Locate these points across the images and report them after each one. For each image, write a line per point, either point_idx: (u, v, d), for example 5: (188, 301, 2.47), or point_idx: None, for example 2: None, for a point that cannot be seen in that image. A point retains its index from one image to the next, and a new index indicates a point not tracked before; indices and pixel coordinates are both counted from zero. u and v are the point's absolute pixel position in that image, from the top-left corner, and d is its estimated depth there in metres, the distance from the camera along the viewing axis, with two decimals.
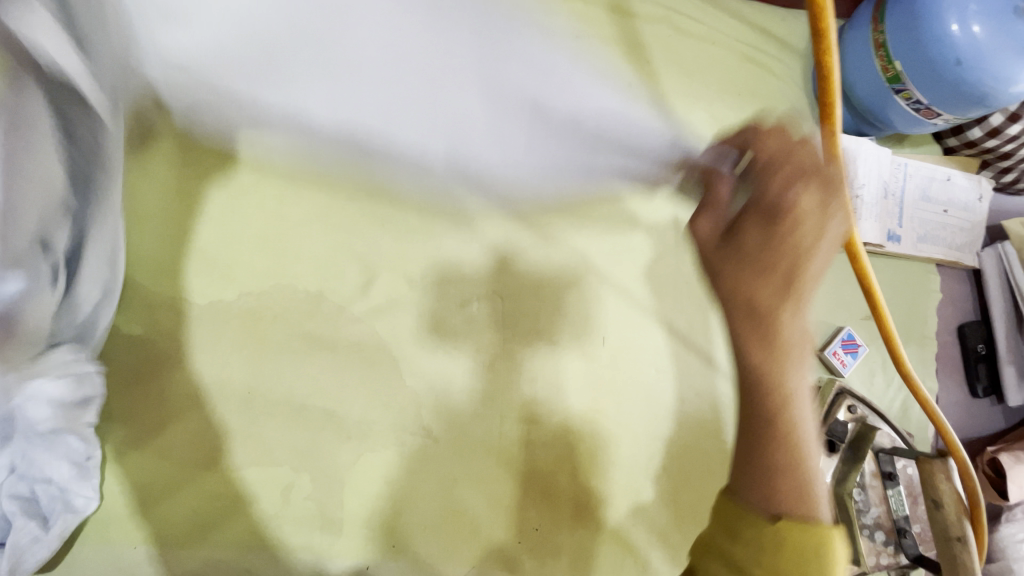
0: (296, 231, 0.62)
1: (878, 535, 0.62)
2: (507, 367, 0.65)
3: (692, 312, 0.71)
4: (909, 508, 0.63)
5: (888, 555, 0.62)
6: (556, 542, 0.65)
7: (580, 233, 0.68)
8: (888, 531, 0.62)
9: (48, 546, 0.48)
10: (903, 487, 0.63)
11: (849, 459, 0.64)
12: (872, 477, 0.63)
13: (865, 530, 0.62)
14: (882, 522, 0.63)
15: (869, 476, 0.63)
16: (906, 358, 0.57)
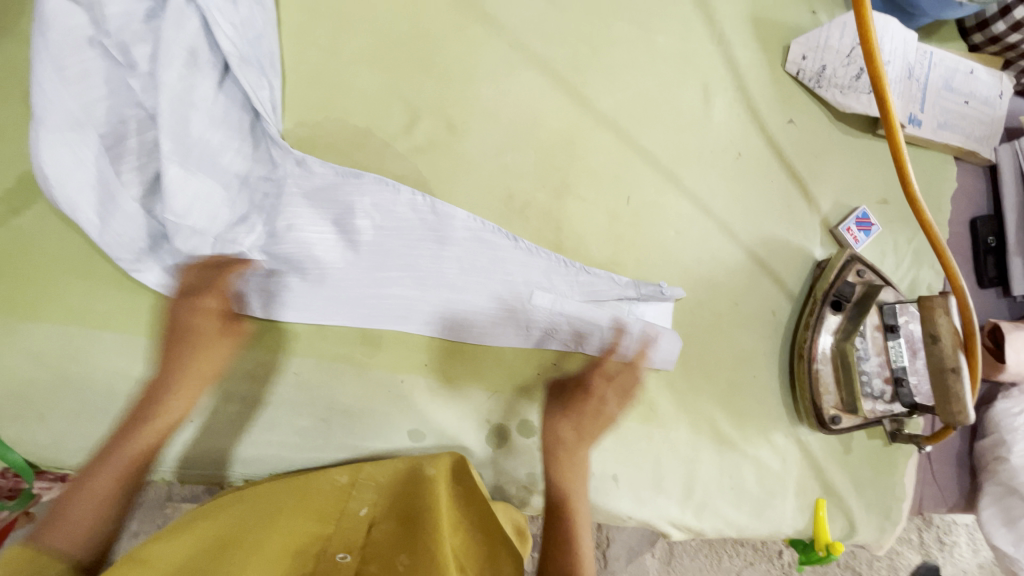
0: (350, 68, 0.67)
1: (877, 383, 0.67)
2: (537, 215, 0.70)
3: (715, 181, 0.74)
4: (908, 360, 0.67)
5: (885, 402, 0.67)
6: (572, 376, 0.71)
7: (611, 96, 0.72)
8: (886, 381, 0.67)
9: (47, 141, 0.56)
10: (904, 339, 0.67)
11: (853, 316, 0.69)
12: (874, 330, 0.68)
13: (864, 378, 0.67)
14: (880, 373, 0.67)
15: (871, 329, 0.68)
16: (922, 202, 0.57)
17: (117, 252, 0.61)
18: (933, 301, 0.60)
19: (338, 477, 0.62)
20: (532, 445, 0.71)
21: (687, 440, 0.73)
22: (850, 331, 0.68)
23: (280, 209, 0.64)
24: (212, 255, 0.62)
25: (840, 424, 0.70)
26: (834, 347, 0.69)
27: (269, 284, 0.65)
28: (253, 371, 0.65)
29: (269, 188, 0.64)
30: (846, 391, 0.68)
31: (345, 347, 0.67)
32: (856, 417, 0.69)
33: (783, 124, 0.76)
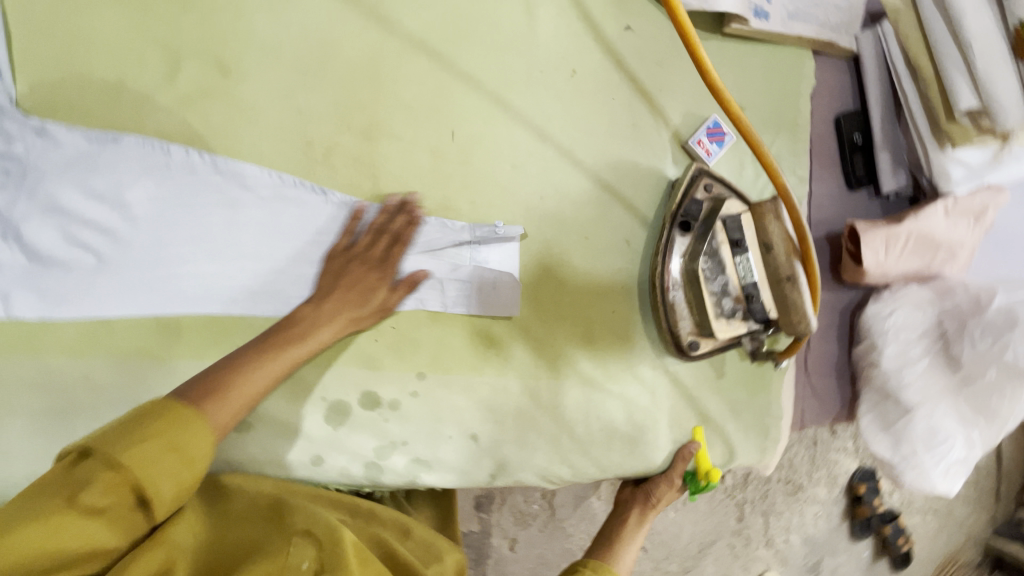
0: (86, 11, 0.56)
1: (726, 302, 0.63)
2: (347, 161, 0.62)
3: (550, 102, 0.67)
4: (758, 274, 0.62)
5: (737, 321, 0.64)
6: (415, 336, 0.66)
7: (418, 16, 0.63)
8: (738, 299, 0.63)
9: None
10: (753, 253, 0.62)
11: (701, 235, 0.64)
12: (722, 245, 0.62)
13: (714, 299, 0.63)
14: (731, 290, 0.63)
15: (718, 245, 0.63)
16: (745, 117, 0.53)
17: None
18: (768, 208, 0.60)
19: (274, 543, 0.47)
20: (377, 416, 0.64)
21: (549, 387, 0.68)
22: (698, 250, 0.63)
23: (32, 190, 0.55)
24: None
25: (699, 349, 0.66)
26: (684, 270, 0.64)
27: (36, 281, 0.56)
28: (34, 379, 0.57)
29: (10, 167, 0.55)
30: (699, 315, 0.64)
31: (141, 338, 0.59)
32: (712, 341, 0.65)
33: (620, 30, 0.68)
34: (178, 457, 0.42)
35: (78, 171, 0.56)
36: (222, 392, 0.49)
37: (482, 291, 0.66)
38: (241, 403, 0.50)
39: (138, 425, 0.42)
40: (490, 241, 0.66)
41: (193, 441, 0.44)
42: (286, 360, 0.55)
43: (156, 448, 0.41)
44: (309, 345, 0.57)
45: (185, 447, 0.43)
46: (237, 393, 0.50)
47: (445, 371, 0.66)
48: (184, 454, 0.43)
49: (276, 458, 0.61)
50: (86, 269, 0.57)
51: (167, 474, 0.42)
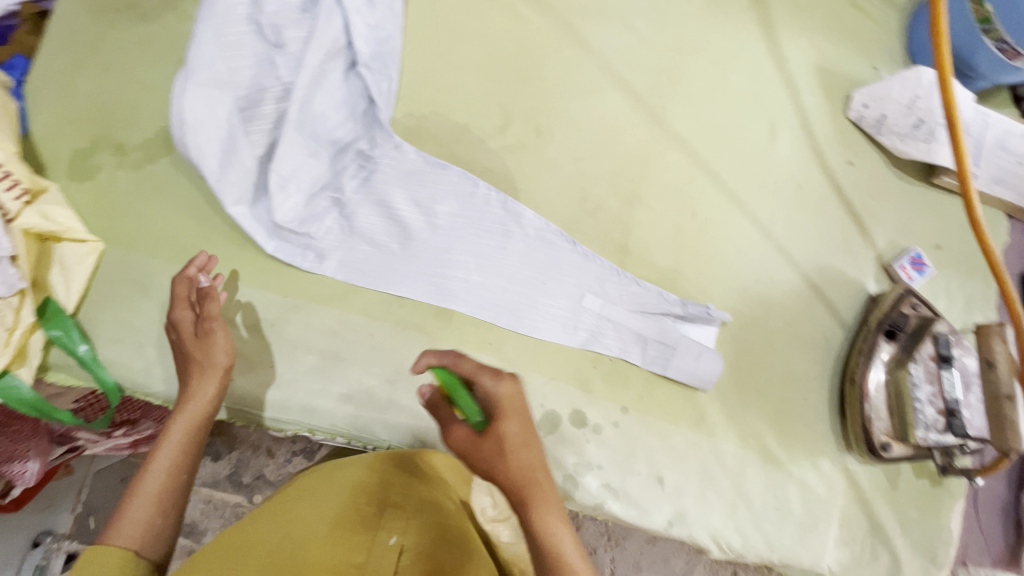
0: (457, 71, 0.75)
1: (930, 411, 0.68)
2: (609, 218, 0.76)
3: (777, 207, 0.79)
4: (961, 393, 0.68)
5: (938, 433, 0.68)
6: (626, 374, 0.74)
7: (685, 121, 0.79)
8: (940, 412, 0.68)
9: (190, 81, 0.63)
10: (957, 371, 0.69)
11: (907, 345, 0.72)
12: (929, 358, 0.70)
13: (917, 405, 0.68)
14: (938, 402, 0.69)
15: (925, 357, 0.70)
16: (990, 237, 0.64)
17: (226, 198, 0.67)
18: (992, 330, 0.63)
19: (366, 506, 0.59)
20: (582, 435, 0.72)
21: (735, 452, 0.73)
22: (900, 358, 0.71)
23: (374, 185, 0.72)
24: (304, 217, 0.70)
25: (891, 452, 0.70)
26: (889, 374, 0.71)
27: (347, 253, 0.71)
28: (334, 328, 0.70)
29: (361, 164, 0.72)
30: (899, 418, 0.69)
31: (420, 317, 0.71)
32: (906, 447, 0.70)
33: (843, 163, 0.81)
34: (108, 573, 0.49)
35: (408, 182, 0.72)
36: (126, 500, 0.55)
37: (681, 357, 0.73)
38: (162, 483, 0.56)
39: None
40: (699, 313, 0.74)
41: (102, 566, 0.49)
42: (171, 449, 0.58)
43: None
44: (178, 425, 0.59)
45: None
46: (122, 516, 0.54)
47: (647, 412, 0.73)
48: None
49: None
50: (386, 254, 0.72)
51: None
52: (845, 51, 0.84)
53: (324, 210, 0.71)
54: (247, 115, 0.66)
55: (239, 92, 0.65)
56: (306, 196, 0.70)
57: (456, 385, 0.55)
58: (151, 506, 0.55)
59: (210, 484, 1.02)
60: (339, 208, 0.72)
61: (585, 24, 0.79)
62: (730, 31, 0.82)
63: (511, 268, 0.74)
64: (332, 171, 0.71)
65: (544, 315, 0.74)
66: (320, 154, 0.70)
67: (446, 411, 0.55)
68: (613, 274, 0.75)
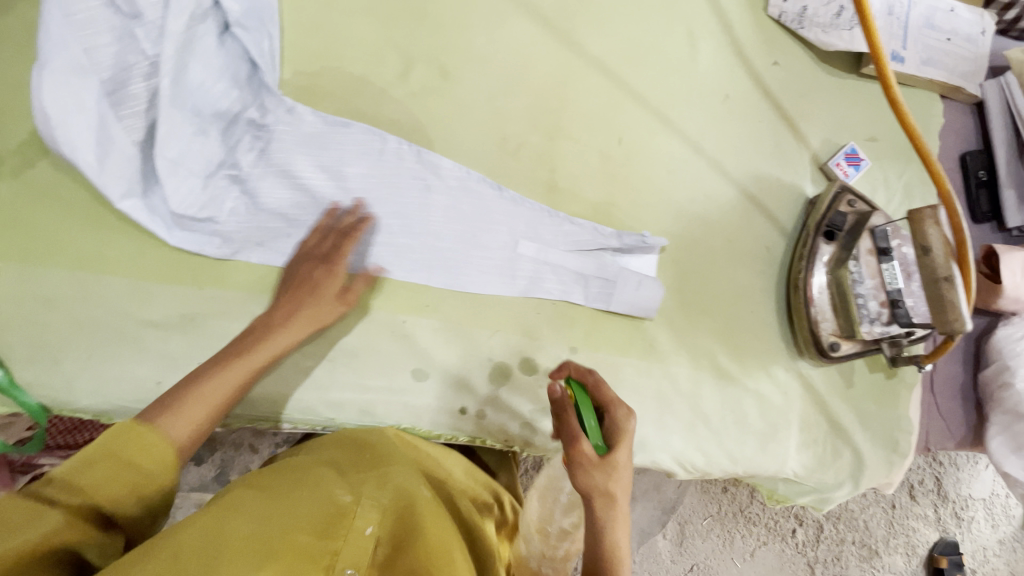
0: (344, 19, 0.69)
1: (872, 305, 0.68)
2: (532, 157, 0.72)
3: (705, 121, 0.76)
4: (903, 282, 0.67)
5: (883, 326, 0.68)
6: (571, 314, 0.72)
7: (600, 40, 0.74)
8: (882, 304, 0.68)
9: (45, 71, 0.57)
10: (897, 262, 0.68)
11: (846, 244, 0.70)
12: (868, 253, 0.69)
13: (859, 302, 0.68)
14: (879, 293, 0.68)
15: (864, 252, 0.69)
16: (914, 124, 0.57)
17: (112, 192, 0.62)
18: (924, 213, 0.60)
19: (341, 495, 0.53)
20: (535, 382, 0.70)
21: (689, 375, 0.73)
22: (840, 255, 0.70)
23: (274, 156, 0.67)
24: (204, 201, 0.66)
25: (839, 351, 0.70)
26: (830, 275, 0.70)
27: (258, 231, 0.68)
28: (261, 313, 0.67)
29: (257, 135, 0.67)
30: (844, 318, 0.69)
31: (349, 288, 0.68)
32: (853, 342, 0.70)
33: (769, 65, 0.78)
34: (145, 464, 0.46)
35: (310, 147, 0.68)
36: (178, 403, 0.52)
37: (623, 289, 0.72)
38: (224, 393, 0.55)
39: (94, 451, 0.44)
40: (636, 243, 0.72)
41: (148, 456, 0.46)
42: (245, 371, 0.58)
43: (107, 471, 0.44)
44: (258, 355, 0.59)
45: (139, 462, 0.45)
46: (180, 405, 0.52)
47: (596, 349, 0.72)
48: (139, 468, 0.45)
49: (444, 406, 0.69)
50: (299, 227, 0.68)
51: (116, 491, 0.43)
52: None
53: (226, 190, 0.67)
54: (116, 99, 0.61)
55: (102, 74, 0.60)
56: (203, 177, 0.66)
57: (581, 397, 0.57)
58: (212, 411, 0.54)
59: (199, 488, 1.01)
60: (241, 185, 0.67)
61: None
62: None
63: (435, 224, 0.70)
64: (225, 147, 0.66)
65: (478, 267, 0.71)
66: (207, 130, 0.65)
67: (573, 419, 0.54)
68: (544, 215, 0.72)
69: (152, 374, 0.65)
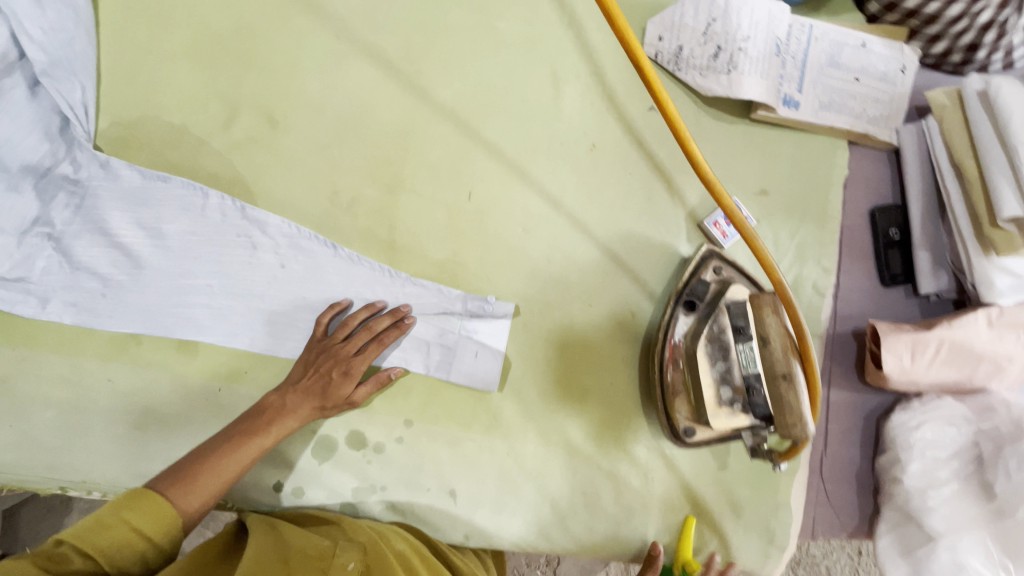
0: (165, 66, 0.65)
1: (725, 390, 0.61)
2: (368, 212, 0.67)
3: (567, 173, 0.69)
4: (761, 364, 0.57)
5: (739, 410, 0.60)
6: (408, 383, 0.67)
7: (450, 87, 0.68)
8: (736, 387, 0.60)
9: None
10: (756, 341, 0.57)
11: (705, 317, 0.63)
12: (725, 332, 0.61)
13: (713, 386, 0.61)
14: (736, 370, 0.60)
15: (722, 330, 0.61)
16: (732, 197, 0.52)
17: None
18: (764, 301, 0.54)
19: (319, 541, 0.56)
20: (362, 456, 0.66)
21: (536, 452, 0.67)
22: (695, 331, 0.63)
23: (89, 211, 0.63)
24: (14, 261, 0.62)
25: (694, 436, 0.64)
26: (686, 352, 0.63)
27: (72, 291, 0.63)
28: (69, 377, 0.64)
29: (71, 189, 0.63)
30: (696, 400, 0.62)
31: (164, 354, 0.65)
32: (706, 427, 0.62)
33: (644, 110, 0.70)
34: (152, 528, 0.49)
35: (124, 199, 0.63)
36: (188, 479, 0.54)
37: (461, 359, 0.67)
38: (234, 469, 0.57)
39: (109, 515, 0.48)
40: (480, 308, 0.67)
41: (160, 525, 0.50)
42: (258, 448, 0.59)
43: (125, 533, 0.48)
44: (274, 433, 0.60)
45: (150, 531, 0.49)
46: (193, 480, 0.54)
47: (433, 422, 0.67)
48: (148, 536, 0.49)
49: (260, 480, 0.64)
50: (116, 288, 0.64)
51: (122, 552, 0.47)
52: None
53: (39, 248, 0.63)
54: None
55: None
56: (16, 235, 0.62)
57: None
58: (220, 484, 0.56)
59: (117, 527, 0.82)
60: (56, 243, 0.63)
61: None
62: None
63: (262, 285, 0.65)
64: (38, 202, 0.63)
65: (306, 333, 0.66)
66: (19, 187, 0.62)
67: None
68: (382, 276, 0.67)
69: None
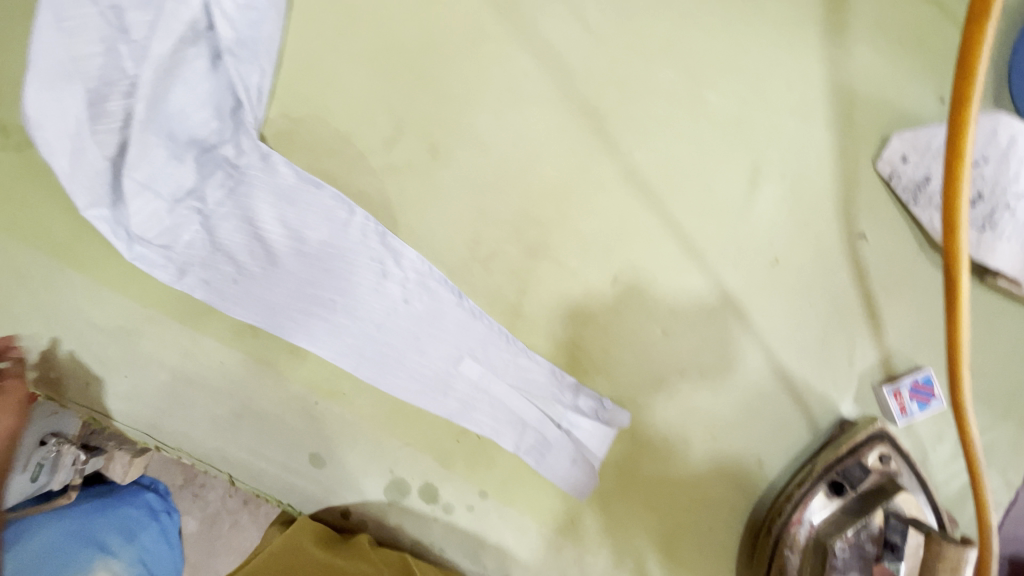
0: (344, 66, 0.61)
1: None
2: (504, 271, 0.61)
3: (733, 285, 0.60)
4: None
5: None
6: (494, 456, 0.63)
7: (632, 155, 0.60)
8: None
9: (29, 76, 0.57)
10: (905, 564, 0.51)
11: (852, 509, 0.55)
12: (872, 540, 0.52)
13: None
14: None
15: (869, 536, 0.53)
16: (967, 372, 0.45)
17: (77, 198, 0.62)
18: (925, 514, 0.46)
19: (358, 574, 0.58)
20: (430, 512, 0.64)
21: (605, 569, 0.62)
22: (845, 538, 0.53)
23: (240, 197, 0.63)
24: (163, 228, 0.63)
25: None
26: (813, 538, 0.54)
27: (207, 269, 0.64)
28: (188, 349, 0.66)
29: (229, 171, 0.63)
30: None
31: (274, 353, 0.65)
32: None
33: (851, 237, 0.58)
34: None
35: (275, 194, 0.62)
36: None
37: (557, 455, 0.61)
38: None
39: None
40: (594, 408, 0.61)
41: None
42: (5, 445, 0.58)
43: None
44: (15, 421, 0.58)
45: None
46: None
47: (509, 503, 0.63)
48: None
49: (334, 498, 0.65)
50: (246, 278, 0.64)
51: None
52: (899, 72, 0.57)
53: (188, 220, 0.63)
54: (96, 115, 0.59)
55: (89, 93, 0.59)
56: (170, 202, 0.63)
57: None
58: None
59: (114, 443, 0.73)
60: (204, 219, 0.64)
61: (520, 9, 0.60)
62: (730, 26, 0.58)
63: (381, 316, 0.63)
64: (196, 176, 0.63)
65: (409, 375, 0.64)
66: (183, 157, 0.62)
67: None
68: (501, 341, 0.62)
69: (83, 373, 0.67)
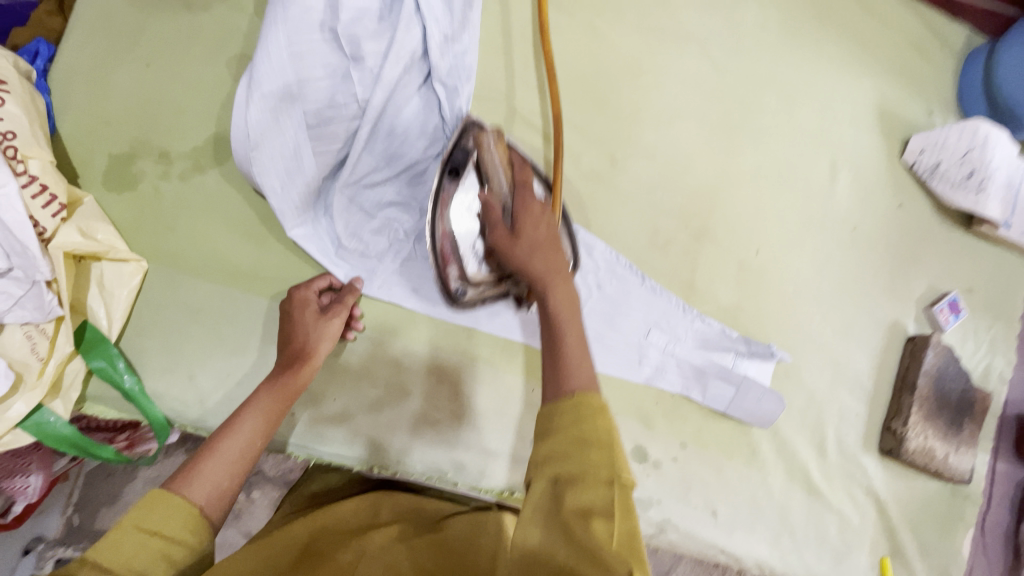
0: (532, 91, 0.71)
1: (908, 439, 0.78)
2: (677, 253, 0.75)
3: (832, 247, 0.81)
4: (928, 405, 0.79)
5: (932, 438, 0.79)
6: (685, 409, 0.74)
7: (755, 156, 0.78)
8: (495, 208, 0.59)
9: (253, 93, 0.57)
10: (923, 394, 0.79)
11: (917, 388, 0.79)
12: (922, 393, 0.79)
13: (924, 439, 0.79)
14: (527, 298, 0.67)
15: (920, 393, 0.79)
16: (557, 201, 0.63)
17: (285, 214, 0.62)
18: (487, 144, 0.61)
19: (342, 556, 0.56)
20: (643, 470, 0.72)
21: (783, 484, 0.76)
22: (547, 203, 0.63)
23: None
24: (369, 239, 0.66)
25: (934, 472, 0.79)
26: (912, 418, 0.78)
27: (414, 276, 0.67)
28: (398, 359, 0.67)
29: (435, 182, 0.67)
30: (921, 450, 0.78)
31: (488, 351, 0.68)
32: (512, 234, 0.56)
33: (895, 207, 0.83)
34: (179, 530, 0.45)
35: None
36: (194, 467, 0.50)
37: (744, 397, 0.74)
38: (260, 427, 0.55)
39: (151, 509, 0.45)
40: (760, 354, 0.76)
41: (160, 518, 0.45)
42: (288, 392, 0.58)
43: (139, 532, 0.44)
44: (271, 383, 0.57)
45: (149, 524, 0.45)
46: (200, 466, 0.50)
47: (704, 447, 0.74)
48: (157, 531, 0.44)
49: None
50: None
51: (172, 528, 0.45)
52: (905, 93, 0.84)
53: (394, 231, 0.67)
54: (316, 133, 0.61)
55: (311, 112, 0.60)
56: (376, 215, 0.66)
57: None
58: (229, 463, 0.51)
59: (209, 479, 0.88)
60: (408, 228, 0.67)
61: (664, 48, 0.76)
62: (804, 63, 0.81)
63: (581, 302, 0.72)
64: (401, 189, 0.67)
65: (610, 351, 0.73)
66: (391, 171, 0.66)
67: None
68: (677, 311, 0.75)
69: None
